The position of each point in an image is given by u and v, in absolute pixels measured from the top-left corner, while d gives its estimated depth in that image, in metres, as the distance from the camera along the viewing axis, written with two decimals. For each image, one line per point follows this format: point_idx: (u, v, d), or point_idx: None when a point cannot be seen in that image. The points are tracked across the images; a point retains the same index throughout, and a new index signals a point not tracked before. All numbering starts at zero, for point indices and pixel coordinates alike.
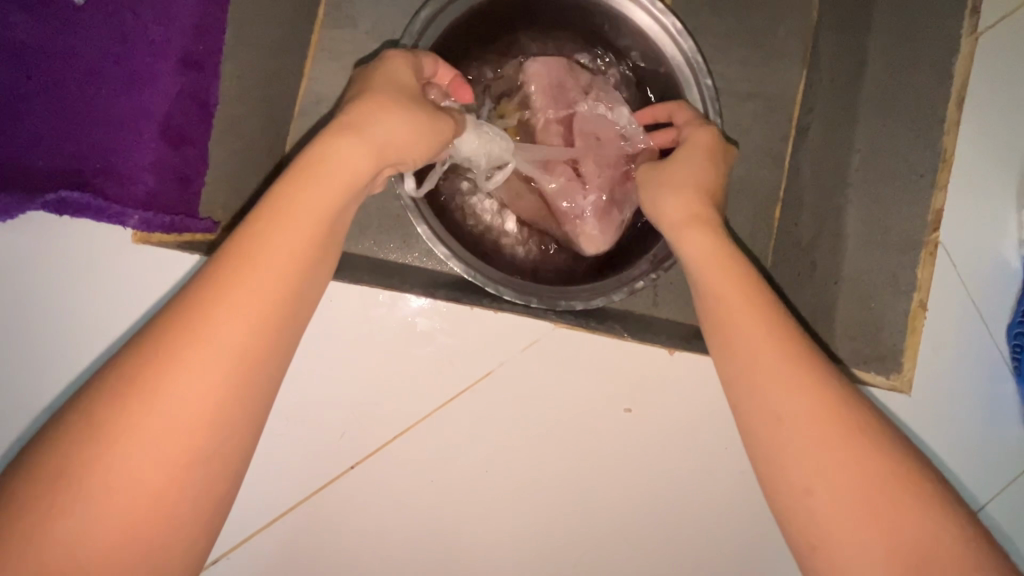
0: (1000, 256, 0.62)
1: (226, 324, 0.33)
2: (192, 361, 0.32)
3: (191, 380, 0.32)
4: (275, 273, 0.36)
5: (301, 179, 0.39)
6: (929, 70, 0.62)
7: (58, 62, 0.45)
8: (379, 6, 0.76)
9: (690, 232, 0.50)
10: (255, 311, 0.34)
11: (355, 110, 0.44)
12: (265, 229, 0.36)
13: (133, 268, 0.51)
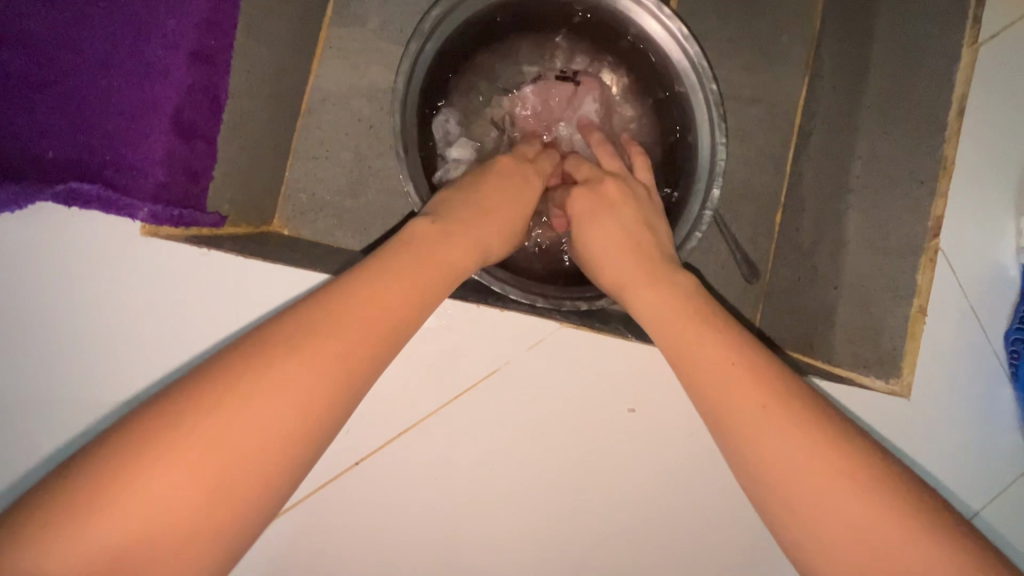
0: (999, 263, 0.63)
1: (285, 381, 0.31)
2: (279, 371, 0.31)
3: (228, 432, 0.29)
4: (347, 345, 0.34)
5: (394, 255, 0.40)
6: (930, 78, 0.63)
7: (68, 54, 0.46)
8: (387, 5, 0.76)
9: (634, 289, 0.50)
10: (315, 379, 0.32)
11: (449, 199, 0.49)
12: (352, 294, 0.36)
13: (138, 262, 0.50)
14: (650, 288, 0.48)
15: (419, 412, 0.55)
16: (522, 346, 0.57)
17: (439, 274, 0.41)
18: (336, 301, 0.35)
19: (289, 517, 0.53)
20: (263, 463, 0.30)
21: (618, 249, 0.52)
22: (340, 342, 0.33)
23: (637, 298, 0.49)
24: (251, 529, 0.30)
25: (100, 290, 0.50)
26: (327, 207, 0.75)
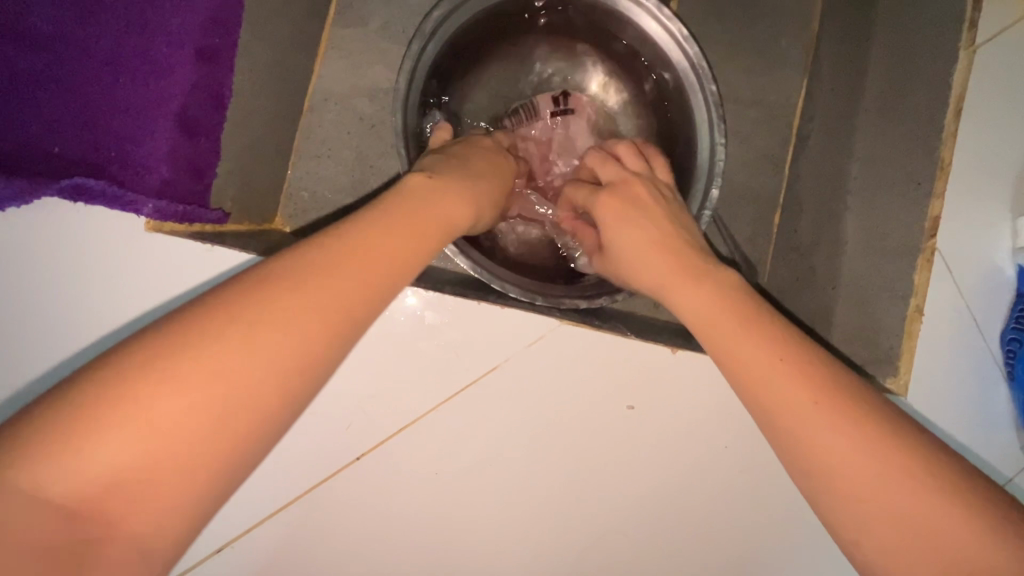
0: (994, 263, 0.64)
1: (241, 355, 0.30)
2: (241, 343, 0.30)
3: (180, 405, 0.28)
4: (305, 320, 0.32)
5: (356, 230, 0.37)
6: (928, 79, 0.63)
7: (75, 52, 0.47)
8: (389, 5, 0.77)
9: (676, 292, 0.48)
10: (274, 353, 0.30)
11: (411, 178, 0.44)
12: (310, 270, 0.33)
13: (137, 248, 0.51)
14: (689, 286, 0.47)
15: (420, 408, 0.56)
16: (520, 343, 0.58)
17: (427, 234, 0.40)
18: (299, 276, 0.33)
19: (290, 510, 0.53)
20: (228, 430, 0.29)
21: (650, 250, 0.51)
22: (326, 300, 0.33)
23: (680, 296, 0.47)
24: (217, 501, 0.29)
25: (92, 276, 0.51)
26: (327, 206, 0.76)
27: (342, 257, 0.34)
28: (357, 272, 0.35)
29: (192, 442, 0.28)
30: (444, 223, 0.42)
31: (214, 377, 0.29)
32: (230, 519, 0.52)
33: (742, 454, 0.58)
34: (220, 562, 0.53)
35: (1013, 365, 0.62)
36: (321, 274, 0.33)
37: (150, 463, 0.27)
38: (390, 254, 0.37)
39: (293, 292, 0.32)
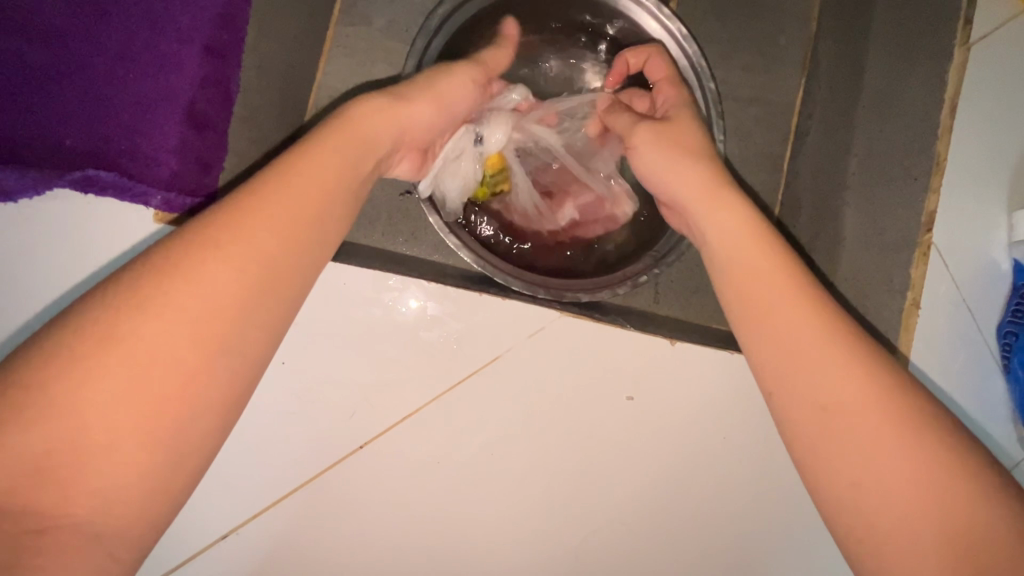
0: (991, 256, 0.64)
1: (213, 273, 0.33)
2: (207, 264, 0.33)
3: (155, 327, 0.31)
4: (265, 236, 0.35)
5: (300, 153, 0.41)
6: (921, 78, 0.66)
7: (88, 46, 0.48)
8: (393, 4, 0.78)
9: (708, 212, 0.49)
10: (244, 265, 0.34)
11: (357, 106, 0.47)
12: (261, 196, 0.37)
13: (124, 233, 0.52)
14: (727, 209, 0.48)
15: (422, 397, 0.57)
16: (523, 333, 0.59)
17: (354, 143, 0.44)
18: (249, 205, 0.36)
19: (295, 497, 0.54)
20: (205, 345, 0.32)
21: (689, 167, 0.52)
22: (264, 229, 0.36)
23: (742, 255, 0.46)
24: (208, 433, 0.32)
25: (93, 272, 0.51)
26: None
27: (265, 187, 0.37)
28: (289, 194, 0.37)
29: (176, 379, 0.31)
30: (371, 138, 0.46)
31: (181, 315, 0.32)
32: (235, 507, 0.53)
33: (741, 444, 0.59)
34: (225, 549, 0.53)
35: (1009, 357, 0.62)
36: (249, 207, 0.36)
37: (145, 412, 0.30)
38: (320, 176, 0.40)
39: (240, 216, 0.35)
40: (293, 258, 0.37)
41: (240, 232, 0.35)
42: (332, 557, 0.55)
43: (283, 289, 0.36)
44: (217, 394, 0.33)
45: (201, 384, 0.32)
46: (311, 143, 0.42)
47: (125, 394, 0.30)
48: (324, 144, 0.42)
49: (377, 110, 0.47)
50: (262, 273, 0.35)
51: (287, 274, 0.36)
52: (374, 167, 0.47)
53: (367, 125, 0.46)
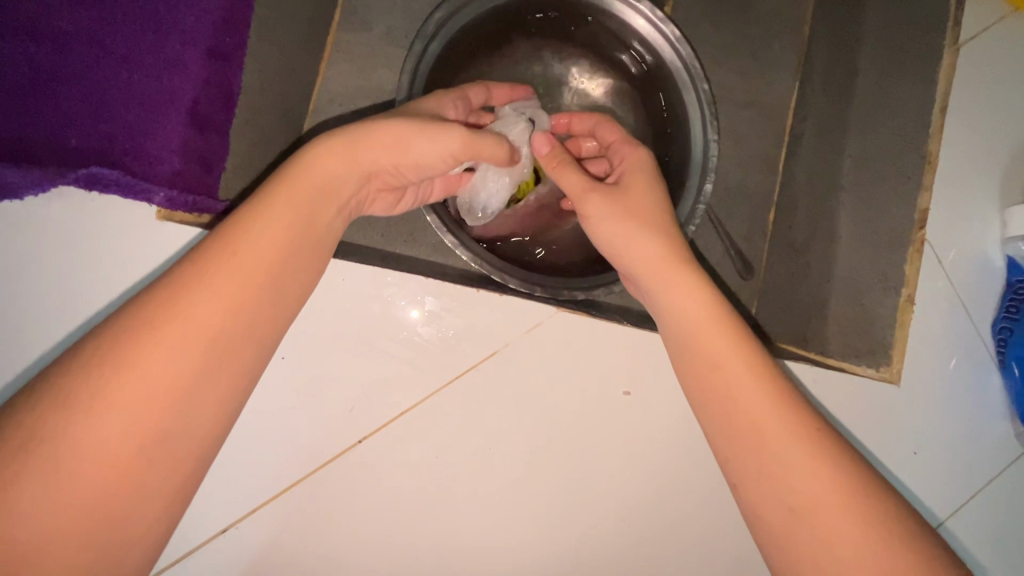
0: (983, 254, 0.65)
1: (158, 352, 0.36)
2: (155, 342, 0.36)
3: (107, 407, 0.34)
4: (211, 308, 0.38)
5: (245, 218, 0.42)
6: (913, 80, 0.67)
7: (91, 50, 0.49)
8: (393, 11, 0.80)
9: (668, 285, 0.51)
10: (194, 341, 0.37)
11: (308, 150, 0.46)
12: (205, 271, 0.39)
13: (140, 238, 0.50)
14: (684, 289, 0.50)
15: (420, 393, 0.57)
16: (520, 329, 0.59)
17: (311, 198, 0.45)
18: (192, 279, 0.38)
19: (292, 493, 0.55)
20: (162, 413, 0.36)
21: (648, 233, 0.53)
22: (210, 302, 0.38)
23: (670, 299, 0.50)
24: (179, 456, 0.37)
25: (96, 288, 0.49)
26: None
27: (211, 258, 0.39)
28: (235, 263, 0.40)
29: (137, 445, 0.35)
30: (330, 188, 0.46)
31: (140, 389, 0.35)
32: (234, 502, 0.54)
33: None
34: (222, 544, 0.53)
35: (1005, 354, 0.63)
36: (194, 282, 0.38)
37: (114, 470, 0.34)
38: (268, 241, 0.42)
39: (185, 290, 0.38)
40: (243, 322, 0.40)
41: (187, 307, 0.37)
42: (326, 559, 0.55)
43: (237, 347, 0.39)
44: (181, 447, 0.37)
45: (164, 442, 0.36)
46: (261, 204, 0.43)
47: (99, 453, 0.34)
48: (276, 205, 0.43)
49: (338, 159, 0.47)
50: (214, 342, 0.38)
51: (240, 334, 0.40)
52: (340, 203, 0.47)
53: (319, 172, 0.46)
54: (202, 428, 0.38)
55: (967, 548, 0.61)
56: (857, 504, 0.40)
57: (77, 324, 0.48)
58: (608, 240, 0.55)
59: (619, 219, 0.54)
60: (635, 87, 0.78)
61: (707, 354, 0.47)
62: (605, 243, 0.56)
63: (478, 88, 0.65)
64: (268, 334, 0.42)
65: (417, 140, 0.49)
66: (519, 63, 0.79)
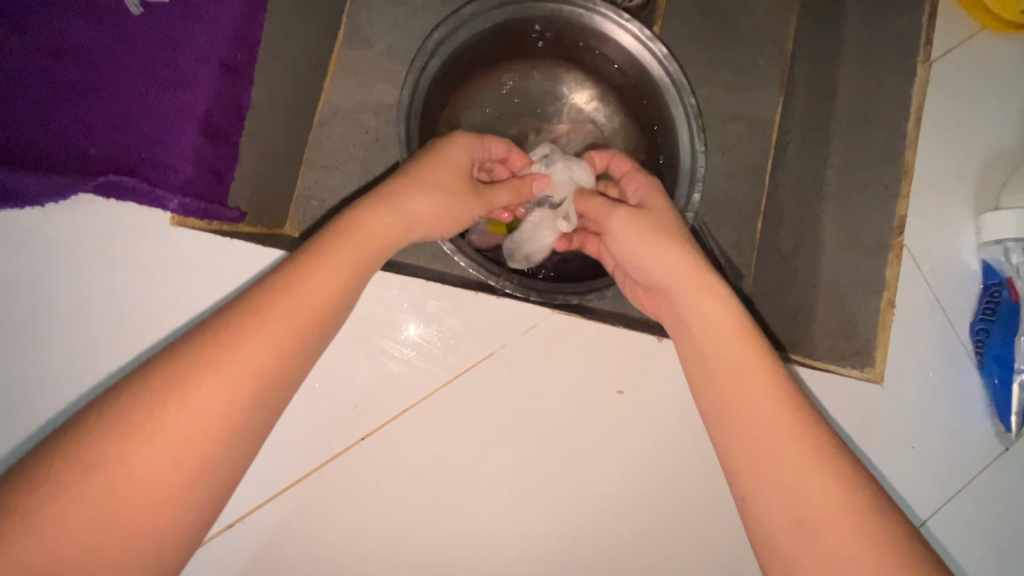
0: (959, 259, 0.68)
1: (210, 393, 0.38)
2: (206, 382, 0.38)
3: (157, 440, 0.36)
4: (266, 354, 0.40)
5: (302, 267, 0.44)
6: (889, 92, 0.69)
7: (110, 64, 0.52)
8: (393, 28, 0.83)
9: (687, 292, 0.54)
10: (247, 385, 0.39)
11: (364, 206, 0.49)
12: (259, 318, 0.41)
13: (163, 252, 0.54)
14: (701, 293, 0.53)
15: (421, 390, 0.59)
16: (516, 331, 0.62)
17: (365, 251, 0.47)
18: (246, 324, 0.40)
19: (297, 487, 0.56)
20: (208, 445, 0.37)
21: (650, 236, 0.57)
22: (263, 347, 0.40)
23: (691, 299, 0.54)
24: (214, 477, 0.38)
25: (122, 302, 0.52)
26: (334, 212, 0.82)
27: (271, 304, 0.41)
28: (292, 312, 0.42)
29: (180, 474, 0.36)
30: (382, 244, 0.49)
31: (191, 420, 0.37)
32: (240, 497, 0.55)
33: None
34: (229, 538, 0.55)
35: (983, 354, 0.65)
36: (254, 326, 0.40)
37: (159, 492, 0.35)
38: (324, 292, 0.44)
39: (238, 333, 0.40)
40: (290, 366, 0.42)
41: (245, 349, 0.39)
42: (325, 556, 0.56)
43: (278, 388, 0.41)
44: (220, 479, 0.38)
45: (204, 470, 0.37)
46: (321, 253, 0.45)
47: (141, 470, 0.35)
48: (336, 258, 0.45)
49: (392, 220, 0.50)
50: (263, 385, 0.40)
51: (284, 377, 0.41)
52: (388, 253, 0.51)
53: (373, 229, 0.48)
54: (238, 453, 0.39)
55: (950, 540, 0.63)
56: (833, 491, 0.43)
57: (95, 335, 0.52)
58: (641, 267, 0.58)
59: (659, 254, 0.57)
60: (625, 102, 0.82)
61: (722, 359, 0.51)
62: (647, 278, 0.59)
63: (499, 146, 0.66)
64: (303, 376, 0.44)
65: (460, 206, 0.56)
66: (515, 80, 0.83)
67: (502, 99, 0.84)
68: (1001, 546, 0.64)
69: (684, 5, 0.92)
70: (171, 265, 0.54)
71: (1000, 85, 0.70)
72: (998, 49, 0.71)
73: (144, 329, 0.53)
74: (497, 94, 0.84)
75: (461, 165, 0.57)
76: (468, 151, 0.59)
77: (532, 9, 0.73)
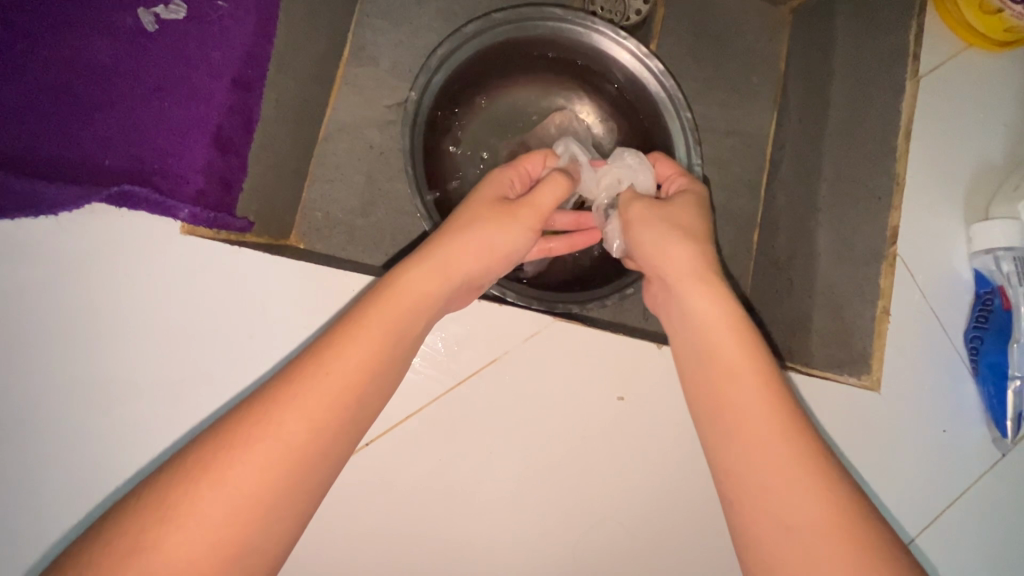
0: (953, 267, 0.69)
1: (242, 474, 0.40)
2: (240, 464, 0.40)
3: (194, 521, 0.38)
4: (298, 432, 0.43)
5: (336, 342, 0.47)
6: (879, 108, 0.72)
7: (125, 81, 0.54)
8: (398, 47, 0.86)
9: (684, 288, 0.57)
10: (279, 466, 0.41)
11: (399, 265, 0.53)
12: (295, 395, 0.43)
13: (168, 262, 0.54)
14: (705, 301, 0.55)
15: (422, 398, 0.59)
16: (519, 337, 0.62)
17: (403, 314, 0.50)
18: (279, 405, 0.43)
19: None
20: (246, 521, 0.40)
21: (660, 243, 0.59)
22: (296, 421, 0.43)
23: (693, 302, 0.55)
24: (257, 534, 0.40)
25: (130, 314, 0.53)
26: (340, 224, 0.83)
27: (303, 379, 0.44)
28: (327, 381, 0.45)
29: (219, 549, 0.39)
30: (422, 300, 0.52)
31: (229, 494, 0.40)
32: None
33: None
34: None
35: (977, 361, 0.66)
36: (291, 398, 0.43)
37: (203, 560, 0.38)
38: (361, 359, 0.46)
39: (273, 411, 0.43)
40: (326, 441, 0.44)
41: (277, 426, 0.42)
42: (331, 562, 0.57)
43: (318, 460, 0.43)
44: (259, 547, 0.41)
45: (247, 544, 0.40)
46: (355, 325, 0.48)
47: (181, 530, 0.38)
48: (373, 322, 0.48)
49: (428, 276, 0.52)
50: (299, 457, 0.42)
51: (320, 452, 0.44)
52: (434, 308, 0.53)
53: (405, 285, 0.51)
54: (278, 513, 0.41)
55: (953, 547, 0.64)
56: (823, 497, 0.43)
57: (103, 349, 0.52)
58: (638, 242, 0.62)
59: (652, 224, 0.61)
60: (621, 117, 0.84)
61: (711, 359, 0.52)
62: (639, 250, 0.62)
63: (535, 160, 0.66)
64: (341, 446, 0.45)
65: (496, 235, 0.57)
66: (516, 96, 0.85)
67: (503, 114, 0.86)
68: (1001, 553, 0.64)
69: (680, 24, 0.95)
70: (174, 278, 0.54)
71: (988, 98, 0.72)
72: (988, 61, 0.73)
73: (153, 342, 0.53)
74: (497, 108, 0.85)
75: (493, 196, 0.60)
76: (496, 184, 0.62)
77: (533, 26, 0.75)
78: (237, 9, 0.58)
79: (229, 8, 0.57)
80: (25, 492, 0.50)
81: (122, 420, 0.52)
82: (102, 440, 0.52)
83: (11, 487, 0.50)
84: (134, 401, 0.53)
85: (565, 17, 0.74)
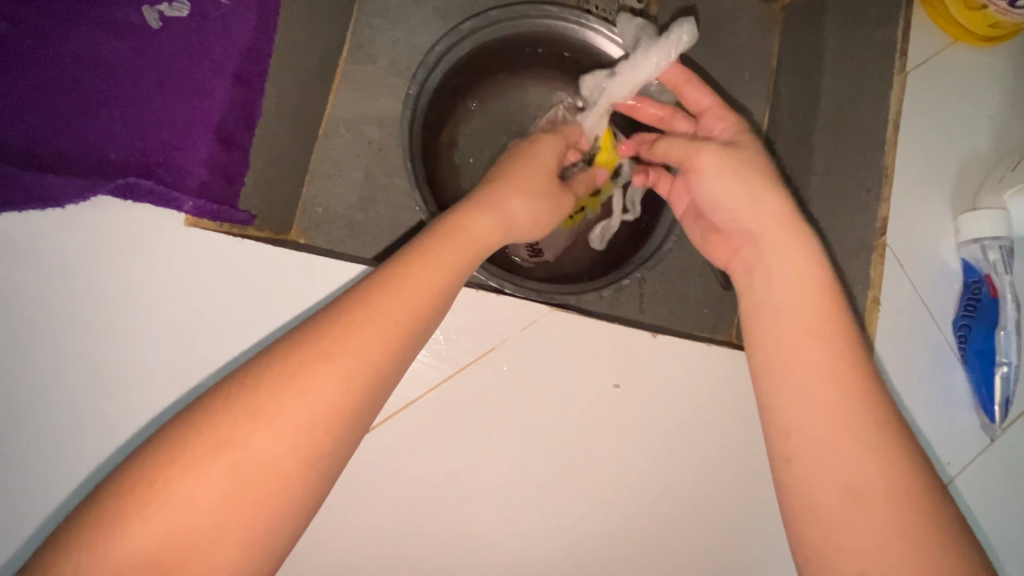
0: (941, 256, 0.70)
1: (266, 433, 0.39)
2: (249, 430, 0.39)
3: (195, 487, 0.37)
4: (347, 372, 0.41)
5: (402, 273, 0.47)
6: (869, 102, 0.73)
7: (129, 75, 0.55)
8: (396, 46, 0.87)
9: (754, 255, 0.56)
10: (312, 420, 0.40)
11: (457, 210, 0.54)
12: (353, 325, 0.43)
13: (172, 251, 0.55)
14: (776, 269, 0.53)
15: (421, 386, 0.61)
16: (516, 327, 0.63)
17: (465, 255, 0.51)
18: (330, 340, 0.42)
19: None
20: (239, 501, 0.37)
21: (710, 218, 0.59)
22: (348, 360, 0.42)
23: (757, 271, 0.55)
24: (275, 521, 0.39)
25: (133, 303, 0.54)
26: (339, 218, 0.85)
27: (367, 312, 0.44)
28: (392, 312, 0.45)
29: (217, 522, 0.37)
30: (479, 245, 0.53)
31: (236, 461, 0.38)
32: None
33: (718, 426, 0.65)
34: None
35: (965, 348, 0.68)
36: (345, 333, 0.42)
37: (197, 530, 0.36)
38: (426, 289, 0.47)
39: (327, 347, 0.42)
40: (360, 393, 0.42)
41: (332, 364, 0.41)
42: (331, 548, 0.58)
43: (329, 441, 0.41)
44: (276, 523, 0.39)
45: (268, 524, 0.38)
46: (422, 258, 0.48)
47: (186, 489, 0.36)
48: (440, 253, 0.49)
49: (487, 225, 0.54)
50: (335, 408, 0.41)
51: (356, 408, 0.42)
52: (485, 254, 0.55)
53: (469, 226, 0.52)
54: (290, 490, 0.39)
55: None
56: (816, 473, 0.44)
57: (105, 334, 0.53)
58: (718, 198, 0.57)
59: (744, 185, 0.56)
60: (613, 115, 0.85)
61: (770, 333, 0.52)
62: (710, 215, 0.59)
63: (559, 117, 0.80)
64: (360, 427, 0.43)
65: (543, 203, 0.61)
66: (511, 93, 0.87)
67: (497, 112, 0.87)
68: (991, 539, 0.65)
69: (674, 22, 0.96)
70: (177, 265, 0.55)
71: (977, 92, 0.73)
72: (977, 55, 0.73)
73: (155, 329, 0.54)
74: (492, 106, 0.87)
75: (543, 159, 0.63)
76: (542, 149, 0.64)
77: (529, 24, 0.77)
78: (239, 6, 0.59)
79: (231, 5, 0.59)
80: (31, 479, 0.51)
81: (124, 405, 0.53)
82: (102, 425, 0.53)
83: (13, 471, 0.51)
84: (136, 387, 0.54)
85: (560, 14, 0.76)
